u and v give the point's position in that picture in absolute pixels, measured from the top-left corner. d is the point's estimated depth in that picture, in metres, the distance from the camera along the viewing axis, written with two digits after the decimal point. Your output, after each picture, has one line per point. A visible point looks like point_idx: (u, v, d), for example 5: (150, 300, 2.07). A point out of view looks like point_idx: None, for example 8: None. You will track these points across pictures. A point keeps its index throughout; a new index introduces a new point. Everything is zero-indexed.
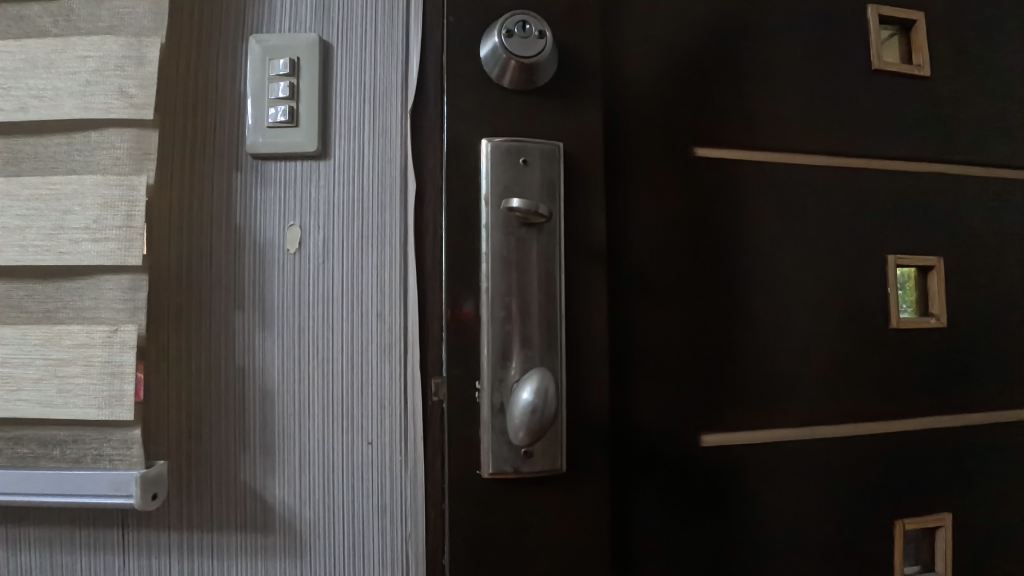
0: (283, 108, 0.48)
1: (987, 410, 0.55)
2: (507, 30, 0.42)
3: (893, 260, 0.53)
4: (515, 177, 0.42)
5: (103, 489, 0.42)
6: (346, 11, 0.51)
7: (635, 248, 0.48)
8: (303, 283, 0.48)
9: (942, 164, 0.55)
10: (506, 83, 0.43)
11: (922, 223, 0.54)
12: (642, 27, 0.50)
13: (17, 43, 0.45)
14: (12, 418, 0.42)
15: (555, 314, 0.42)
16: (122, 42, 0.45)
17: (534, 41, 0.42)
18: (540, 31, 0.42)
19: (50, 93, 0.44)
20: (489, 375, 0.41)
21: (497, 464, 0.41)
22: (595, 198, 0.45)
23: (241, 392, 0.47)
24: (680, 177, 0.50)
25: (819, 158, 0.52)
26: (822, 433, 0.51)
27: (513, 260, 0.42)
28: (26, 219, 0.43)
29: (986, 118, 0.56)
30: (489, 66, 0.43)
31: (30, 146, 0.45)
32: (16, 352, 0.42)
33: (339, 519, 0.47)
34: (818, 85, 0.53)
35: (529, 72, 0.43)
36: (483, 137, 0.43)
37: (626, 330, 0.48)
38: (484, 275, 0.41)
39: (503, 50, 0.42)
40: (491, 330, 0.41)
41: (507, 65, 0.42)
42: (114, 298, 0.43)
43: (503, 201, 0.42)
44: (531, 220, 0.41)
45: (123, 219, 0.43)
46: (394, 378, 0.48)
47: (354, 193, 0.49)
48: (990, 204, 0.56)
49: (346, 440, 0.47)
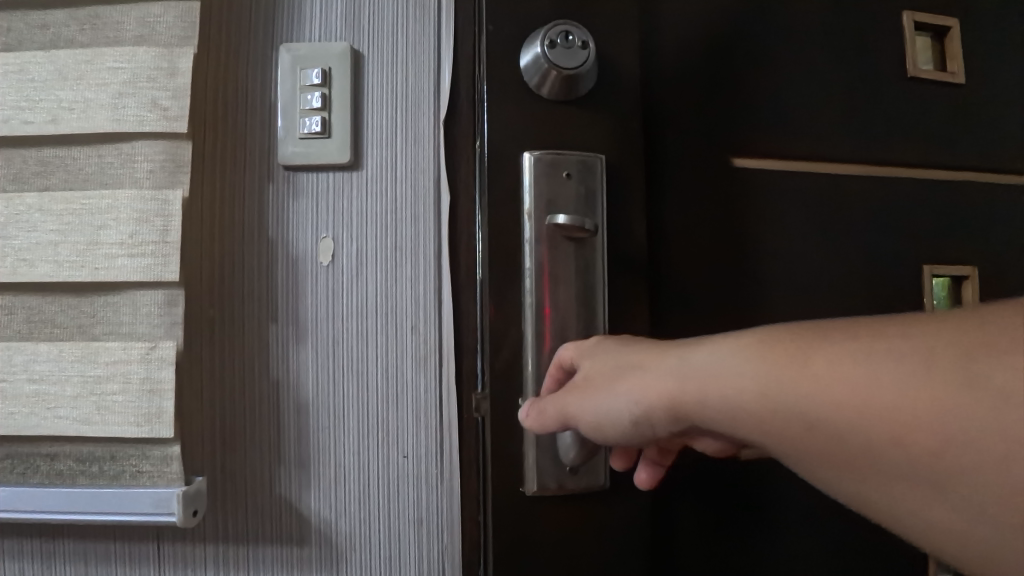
0: (317, 119, 0.47)
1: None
2: (549, 40, 0.42)
3: (926, 269, 0.53)
4: (556, 191, 0.42)
5: (145, 508, 0.42)
6: (376, 20, 0.50)
7: (674, 261, 0.48)
8: (337, 296, 0.48)
9: (977, 170, 0.55)
10: (544, 92, 0.43)
11: (959, 230, 0.54)
12: (678, 34, 0.49)
13: (47, 54, 0.44)
14: (50, 435, 0.42)
15: (596, 330, 0.42)
16: (154, 53, 0.44)
17: (577, 51, 0.42)
18: (583, 40, 0.42)
19: (81, 105, 0.43)
20: (534, 392, 0.41)
21: (540, 480, 0.41)
22: (635, 210, 0.45)
23: (279, 405, 0.47)
24: (716, 188, 0.50)
25: (853, 167, 0.52)
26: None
27: (554, 275, 0.41)
28: (60, 234, 0.43)
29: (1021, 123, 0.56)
30: (528, 74, 0.43)
31: (60, 158, 0.44)
32: (53, 369, 0.42)
33: (376, 530, 0.47)
34: (854, 91, 0.52)
35: (571, 83, 0.43)
36: (524, 151, 0.43)
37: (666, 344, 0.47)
38: (527, 291, 0.41)
39: (545, 60, 0.42)
40: (536, 347, 0.41)
41: (548, 75, 0.42)
42: (149, 314, 0.43)
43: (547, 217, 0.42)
44: (573, 236, 0.41)
45: (159, 234, 0.42)
46: (429, 391, 0.47)
47: (388, 204, 0.49)
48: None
49: (382, 453, 0.47)
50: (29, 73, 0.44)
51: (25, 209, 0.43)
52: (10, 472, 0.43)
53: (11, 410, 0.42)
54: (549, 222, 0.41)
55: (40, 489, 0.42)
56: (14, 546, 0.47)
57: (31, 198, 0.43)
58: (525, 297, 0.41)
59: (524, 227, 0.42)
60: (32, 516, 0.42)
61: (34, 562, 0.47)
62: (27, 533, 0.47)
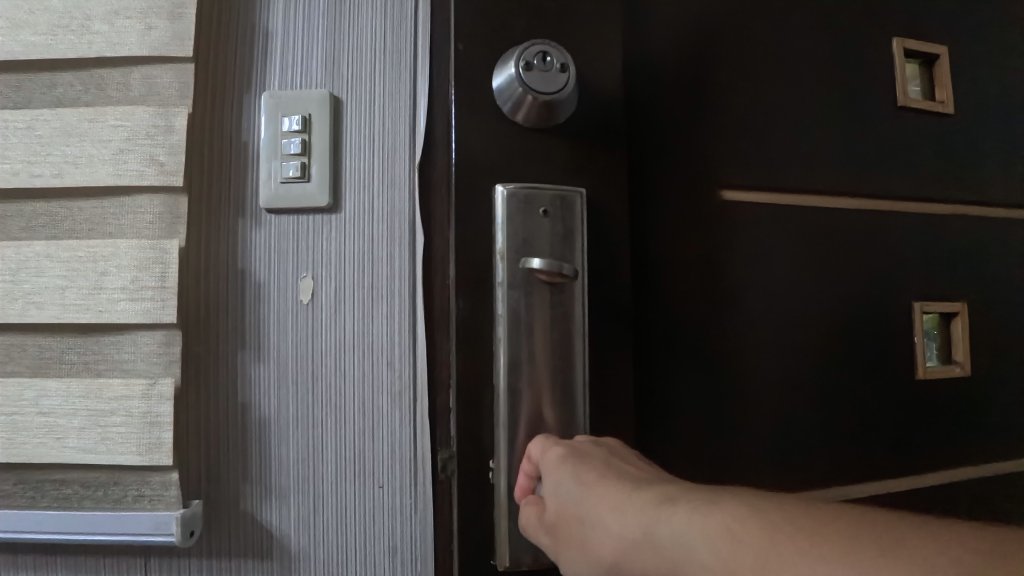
0: (295, 164, 0.50)
1: (983, 440, 0.57)
2: (525, 62, 0.41)
3: (918, 306, 0.55)
4: (533, 230, 0.42)
5: (145, 529, 0.46)
6: (354, 68, 0.53)
7: (652, 301, 0.48)
8: (317, 332, 0.50)
9: (936, 200, 0.56)
10: (520, 119, 0.43)
11: (921, 261, 0.56)
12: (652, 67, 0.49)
13: (52, 111, 0.48)
14: (58, 463, 0.46)
15: (574, 378, 0.42)
16: (151, 112, 0.48)
17: (555, 73, 0.41)
18: (561, 62, 0.42)
19: (85, 160, 0.48)
20: (507, 457, 0.41)
21: (515, 552, 0.41)
22: (609, 250, 0.45)
23: (264, 436, 0.50)
24: (693, 225, 0.50)
25: (818, 202, 0.53)
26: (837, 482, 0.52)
27: (526, 319, 0.41)
28: (67, 279, 0.47)
29: (978, 154, 0.58)
30: (504, 97, 0.42)
31: (66, 208, 0.48)
32: (61, 403, 0.46)
33: (353, 556, 0.49)
34: (817, 128, 0.53)
35: (548, 108, 0.42)
36: (497, 183, 0.42)
37: (647, 386, 0.47)
38: (497, 336, 0.41)
39: (521, 84, 0.41)
40: (508, 403, 0.41)
41: (524, 100, 0.42)
42: (150, 352, 0.47)
43: (523, 260, 0.41)
44: (550, 279, 0.41)
45: (158, 279, 0.47)
46: (403, 424, 0.50)
47: (365, 244, 0.51)
48: (977, 248, 0.58)
49: (359, 482, 0.49)
50: (36, 130, 0.48)
51: (33, 256, 0.47)
52: (24, 495, 0.47)
53: (23, 440, 0.46)
54: (525, 264, 0.41)
55: (51, 512, 0.46)
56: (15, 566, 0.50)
57: (38, 246, 0.47)
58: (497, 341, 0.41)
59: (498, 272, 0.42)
60: (43, 536, 0.46)
61: None
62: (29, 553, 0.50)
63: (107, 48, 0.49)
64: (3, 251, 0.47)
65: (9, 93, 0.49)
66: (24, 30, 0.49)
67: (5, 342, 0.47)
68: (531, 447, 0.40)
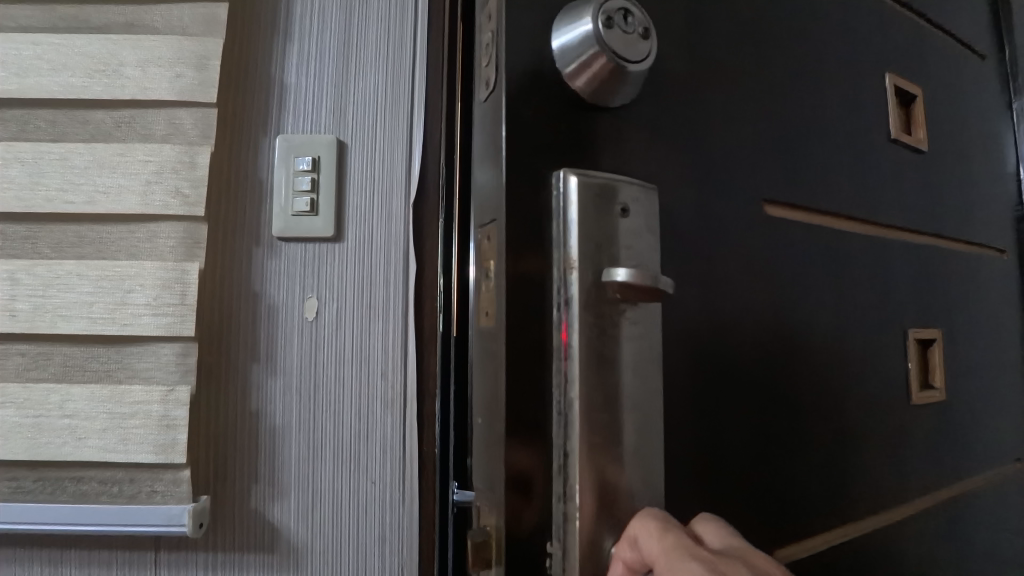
0: (306, 200, 0.57)
1: (935, 452, 0.61)
2: (607, 18, 0.35)
3: (913, 335, 0.61)
4: (610, 235, 0.34)
5: (159, 521, 0.51)
6: (358, 117, 0.61)
7: (707, 322, 0.42)
8: (319, 346, 0.57)
9: (898, 229, 0.62)
10: (580, 84, 0.36)
11: (895, 286, 0.60)
12: (704, 49, 0.44)
13: (86, 146, 0.54)
14: (78, 461, 0.51)
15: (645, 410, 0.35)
16: (178, 149, 0.55)
17: (635, 41, 0.36)
18: (642, 31, 0.36)
19: (115, 189, 0.54)
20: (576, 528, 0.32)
21: None
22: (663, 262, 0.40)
23: (269, 438, 0.56)
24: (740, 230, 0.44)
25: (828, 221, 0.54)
26: (849, 507, 0.51)
27: (599, 351, 0.33)
28: (94, 295, 0.52)
29: (917, 190, 0.65)
30: (568, 58, 0.35)
31: (94, 231, 0.54)
32: (84, 406, 0.51)
33: (347, 543, 0.57)
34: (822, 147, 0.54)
35: (618, 77, 0.36)
36: (566, 171, 0.34)
37: (703, 418, 0.41)
38: (561, 368, 0.33)
39: (599, 41, 0.34)
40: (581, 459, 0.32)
41: (595, 61, 0.35)
42: (167, 362, 0.53)
43: (604, 272, 0.33)
44: (633, 296, 0.34)
45: (178, 297, 0.53)
46: (394, 426, 0.57)
47: (364, 269, 0.58)
48: (926, 273, 0.64)
49: (353, 478, 0.57)
50: (71, 161, 0.54)
51: (64, 274, 0.53)
52: (44, 490, 0.52)
53: (48, 439, 0.51)
54: (606, 276, 0.33)
55: (70, 506, 0.51)
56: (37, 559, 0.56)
57: (70, 264, 0.53)
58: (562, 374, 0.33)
59: (559, 288, 0.34)
60: (61, 527, 0.51)
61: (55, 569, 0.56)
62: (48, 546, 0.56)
63: (139, 91, 0.55)
64: (36, 268, 0.53)
65: (46, 127, 0.56)
66: (65, 73, 0.55)
67: (33, 350, 0.52)
68: (640, 532, 0.32)
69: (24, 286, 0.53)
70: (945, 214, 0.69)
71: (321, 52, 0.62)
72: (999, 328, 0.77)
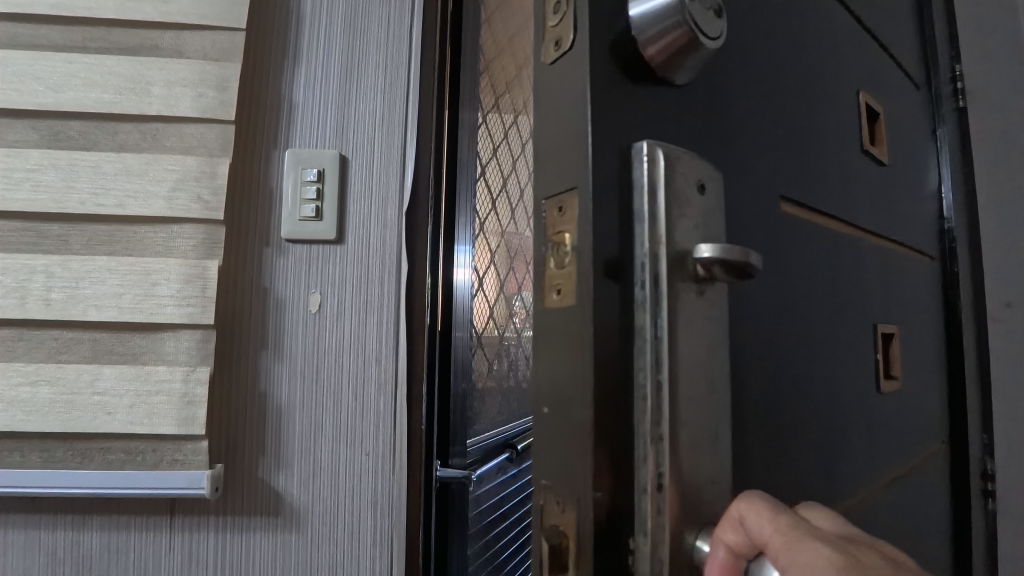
0: (312, 207, 0.66)
1: (889, 434, 0.68)
2: None
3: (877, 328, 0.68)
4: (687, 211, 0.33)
5: (182, 483, 0.59)
6: (358, 134, 0.69)
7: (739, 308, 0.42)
8: (321, 335, 0.66)
9: (861, 232, 0.68)
10: (651, 52, 0.34)
11: (861, 283, 0.66)
12: (737, 52, 0.46)
13: (116, 156, 0.62)
14: (107, 432, 0.59)
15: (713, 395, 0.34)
16: (199, 161, 0.63)
17: (711, 19, 0.36)
18: (714, 8, 0.36)
19: (142, 194, 0.61)
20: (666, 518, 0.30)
21: None
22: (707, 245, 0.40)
23: (276, 415, 0.64)
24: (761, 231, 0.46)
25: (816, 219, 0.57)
26: (841, 492, 0.55)
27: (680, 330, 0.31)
28: (123, 287, 0.60)
29: (873, 195, 0.72)
30: (645, 24, 0.34)
31: (122, 230, 0.61)
32: (113, 384, 0.59)
33: (343, 507, 0.65)
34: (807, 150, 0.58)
35: (689, 50, 0.35)
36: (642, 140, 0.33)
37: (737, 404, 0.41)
38: (647, 346, 0.31)
39: (681, 8, 0.33)
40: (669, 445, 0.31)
41: (673, 30, 0.34)
42: (188, 346, 0.60)
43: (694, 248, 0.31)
44: (716, 274, 0.32)
45: (199, 290, 0.61)
46: (386, 405, 0.65)
47: (362, 268, 0.67)
48: (880, 274, 0.71)
49: (350, 450, 0.65)
50: (102, 168, 0.61)
51: (96, 268, 0.60)
52: (73, 459, 0.59)
53: (81, 413, 0.58)
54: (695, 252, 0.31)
55: (99, 472, 0.58)
56: (62, 523, 0.62)
57: (100, 260, 0.60)
58: (652, 355, 0.31)
59: (643, 264, 0.31)
60: (91, 491, 0.58)
61: (78, 532, 0.62)
62: (73, 511, 0.62)
63: (165, 108, 0.63)
64: (69, 263, 0.60)
65: (77, 137, 0.62)
66: (97, 89, 0.63)
67: (65, 335, 0.59)
68: (747, 512, 0.30)
69: (58, 279, 0.59)
70: (892, 221, 0.77)
71: (326, 78, 0.70)
72: (932, 331, 0.87)
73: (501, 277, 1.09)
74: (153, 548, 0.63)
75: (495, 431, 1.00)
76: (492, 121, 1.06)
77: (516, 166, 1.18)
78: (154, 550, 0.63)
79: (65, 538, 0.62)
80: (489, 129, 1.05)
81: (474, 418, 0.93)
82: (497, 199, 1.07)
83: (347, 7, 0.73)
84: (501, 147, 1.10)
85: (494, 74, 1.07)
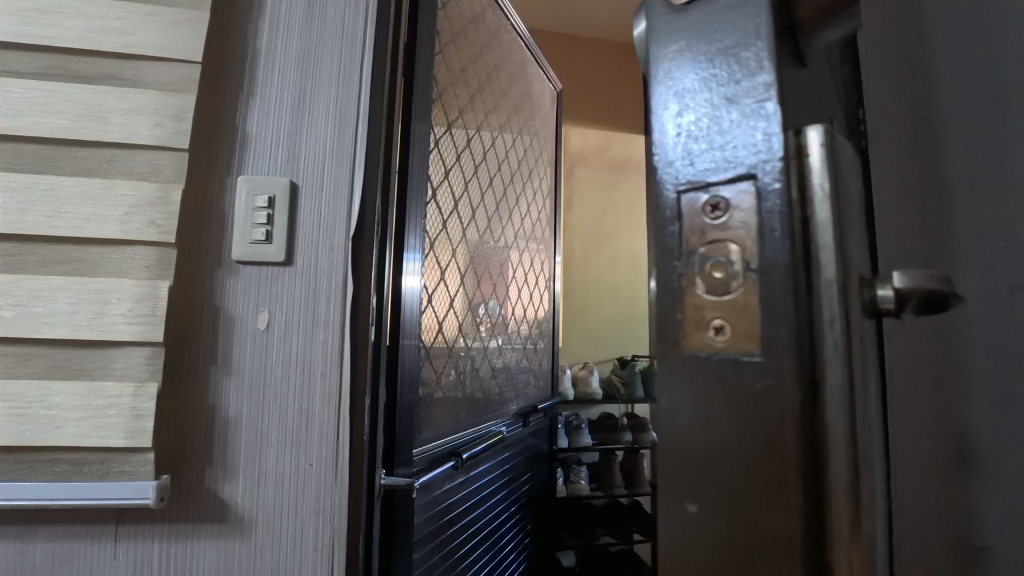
0: (262, 231, 0.70)
1: None
2: None
3: None
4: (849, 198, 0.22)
5: (128, 493, 0.62)
6: (308, 163, 0.74)
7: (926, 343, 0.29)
8: (269, 351, 0.70)
9: None
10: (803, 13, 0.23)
11: None
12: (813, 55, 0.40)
13: (72, 180, 0.65)
14: (56, 445, 0.61)
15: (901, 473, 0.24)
16: (154, 187, 0.66)
17: None
18: None
19: (97, 218, 0.64)
20: None
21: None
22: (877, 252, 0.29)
23: (223, 427, 0.68)
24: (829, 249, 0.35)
25: None
26: None
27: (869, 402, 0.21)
28: (76, 306, 0.63)
29: None
30: None
31: (76, 252, 0.64)
32: (64, 399, 0.62)
33: (287, 514, 0.69)
34: None
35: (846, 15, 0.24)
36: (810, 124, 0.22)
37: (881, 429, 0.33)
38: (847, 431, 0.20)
39: None
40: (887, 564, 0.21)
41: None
42: (138, 362, 0.64)
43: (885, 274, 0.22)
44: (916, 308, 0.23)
45: (150, 310, 0.64)
46: (330, 418, 0.70)
47: (309, 288, 0.71)
48: None
49: (295, 460, 0.69)
50: (57, 192, 0.64)
51: (49, 288, 0.63)
52: (21, 472, 0.61)
53: (30, 426, 0.61)
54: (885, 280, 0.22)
55: (46, 484, 0.61)
56: (8, 534, 0.64)
57: (54, 280, 0.63)
58: (857, 457, 0.20)
59: (830, 302, 0.21)
60: (38, 502, 0.60)
61: (24, 543, 0.64)
62: (19, 523, 0.64)
63: (122, 136, 0.67)
64: (22, 282, 0.62)
65: (33, 161, 0.65)
66: (55, 117, 0.66)
67: (16, 352, 0.62)
68: None
69: (11, 298, 0.62)
70: None
71: (280, 110, 0.75)
72: None
73: (451, 292, 1.15)
74: (99, 557, 0.65)
75: (442, 440, 1.04)
76: (444, 145, 1.12)
77: (469, 186, 1.24)
78: (100, 559, 0.65)
79: (10, 550, 0.64)
80: (440, 152, 1.10)
81: (421, 428, 0.97)
82: (448, 218, 1.13)
83: (302, 44, 0.78)
84: (453, 169, 1.16)
85: (447, 101, 1.14)
